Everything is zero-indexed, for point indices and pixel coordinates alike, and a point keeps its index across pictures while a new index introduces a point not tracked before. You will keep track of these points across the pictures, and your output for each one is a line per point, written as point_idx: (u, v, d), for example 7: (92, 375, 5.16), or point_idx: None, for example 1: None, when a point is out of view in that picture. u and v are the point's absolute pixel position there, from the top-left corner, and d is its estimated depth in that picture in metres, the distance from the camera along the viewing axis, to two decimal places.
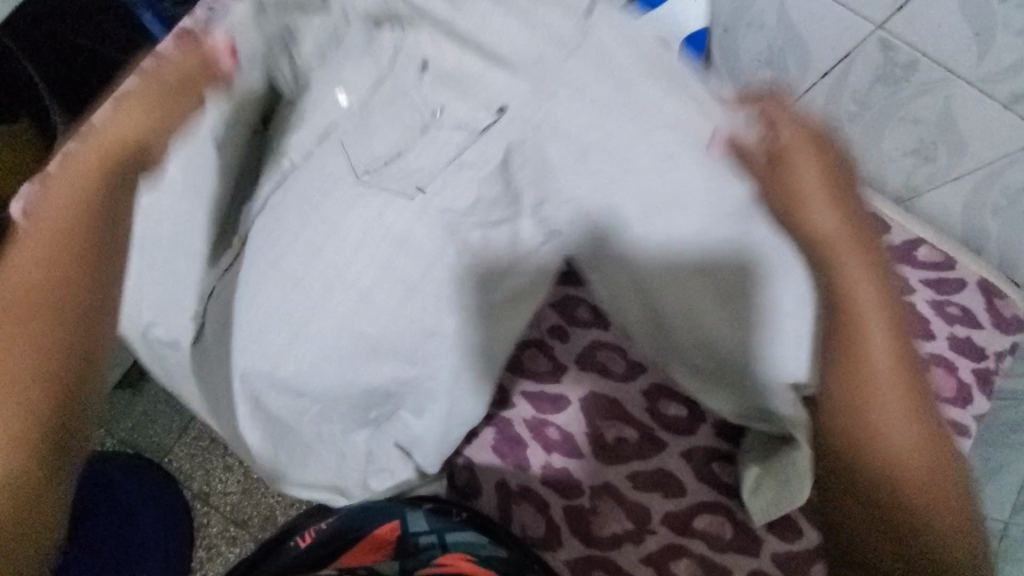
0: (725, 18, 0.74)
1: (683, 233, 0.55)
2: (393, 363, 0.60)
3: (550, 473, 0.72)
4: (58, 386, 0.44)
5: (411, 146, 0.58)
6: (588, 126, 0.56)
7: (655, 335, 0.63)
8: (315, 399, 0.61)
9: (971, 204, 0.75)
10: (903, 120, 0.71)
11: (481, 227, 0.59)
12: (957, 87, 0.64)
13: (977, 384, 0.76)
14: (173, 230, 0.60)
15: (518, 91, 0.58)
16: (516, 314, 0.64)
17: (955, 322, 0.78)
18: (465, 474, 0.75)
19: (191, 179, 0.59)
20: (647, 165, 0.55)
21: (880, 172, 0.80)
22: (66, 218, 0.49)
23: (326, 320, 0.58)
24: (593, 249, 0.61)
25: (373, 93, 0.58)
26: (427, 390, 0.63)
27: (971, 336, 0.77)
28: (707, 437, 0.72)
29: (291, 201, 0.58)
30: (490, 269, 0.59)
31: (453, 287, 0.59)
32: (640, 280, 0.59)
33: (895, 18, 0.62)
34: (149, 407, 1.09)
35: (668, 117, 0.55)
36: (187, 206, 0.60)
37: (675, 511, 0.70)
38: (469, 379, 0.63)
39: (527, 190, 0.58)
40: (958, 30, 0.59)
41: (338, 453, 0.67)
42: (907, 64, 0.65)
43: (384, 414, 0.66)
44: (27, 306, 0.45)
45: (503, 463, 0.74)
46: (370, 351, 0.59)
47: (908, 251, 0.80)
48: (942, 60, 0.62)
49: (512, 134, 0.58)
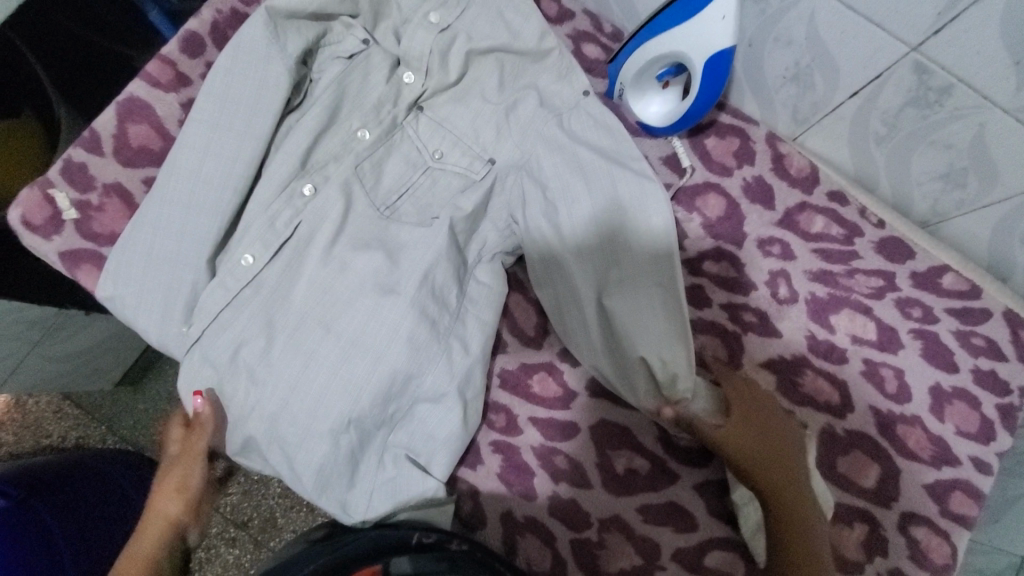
0: (751, 33, 0.71)
1: (622, 259, 0.71)
2: (423, 378, 0.71)
3: (557, 504, 0.71)
4: None
5: (417, 183, 0.76)
6: (554, 165, 0.74)
7: (613, 344, 0.72)
8: (321, 402, 0.66)
9: (1000, 234, 0.72)
10: (934, 144, 0.67)
11: (470, 241, 0.76)
12: (994, 115, 0.60)
13: (1002, 419, 0.73)
14: (196, 230, 0.69)
15: (507, 146, 0.76)
16: (493, 312, 0.75)
17: (980, 354, 0.75)
18: (470, 502, 0.73)
19: (229, 190, 0.69)
20: (594, 201, 0.72)
21: (907, 196, 0.77)
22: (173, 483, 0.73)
23: (355, 363, 0.68)
24: (541, 251, 0.74)
25: (397, 143, 0.76)
26: (433, 380, 0.71)
27: (995, 369, 0.74)
28: (720, 470, 0.71)
29: (315, 226, 0.71)
30: (478, 289, 0.75)
31: (476, 307, 0.75)
32: (588, 293, 0.72)
33: (931, 41, 0.58)
34: (147, 406, 1.18)
35: (616, 174, 0.72)
36: (210, 213, 0.69)
37: (685, 547, 0.68)
38: (469, 384, 0.72)
39: (499, 213, 0.77)
40: (994, 58, 0.56)
41: (362, 472, 0.69)
42: (942, 88, 0.61)
43: (398, 413, 0.71)
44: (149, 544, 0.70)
45: (509, 491, 0.72)
46: (373, 357, 0.68)
47: (933, 278, 0.77)
48: (978, 88, 0.59)
49: (502, 179, 0.76)
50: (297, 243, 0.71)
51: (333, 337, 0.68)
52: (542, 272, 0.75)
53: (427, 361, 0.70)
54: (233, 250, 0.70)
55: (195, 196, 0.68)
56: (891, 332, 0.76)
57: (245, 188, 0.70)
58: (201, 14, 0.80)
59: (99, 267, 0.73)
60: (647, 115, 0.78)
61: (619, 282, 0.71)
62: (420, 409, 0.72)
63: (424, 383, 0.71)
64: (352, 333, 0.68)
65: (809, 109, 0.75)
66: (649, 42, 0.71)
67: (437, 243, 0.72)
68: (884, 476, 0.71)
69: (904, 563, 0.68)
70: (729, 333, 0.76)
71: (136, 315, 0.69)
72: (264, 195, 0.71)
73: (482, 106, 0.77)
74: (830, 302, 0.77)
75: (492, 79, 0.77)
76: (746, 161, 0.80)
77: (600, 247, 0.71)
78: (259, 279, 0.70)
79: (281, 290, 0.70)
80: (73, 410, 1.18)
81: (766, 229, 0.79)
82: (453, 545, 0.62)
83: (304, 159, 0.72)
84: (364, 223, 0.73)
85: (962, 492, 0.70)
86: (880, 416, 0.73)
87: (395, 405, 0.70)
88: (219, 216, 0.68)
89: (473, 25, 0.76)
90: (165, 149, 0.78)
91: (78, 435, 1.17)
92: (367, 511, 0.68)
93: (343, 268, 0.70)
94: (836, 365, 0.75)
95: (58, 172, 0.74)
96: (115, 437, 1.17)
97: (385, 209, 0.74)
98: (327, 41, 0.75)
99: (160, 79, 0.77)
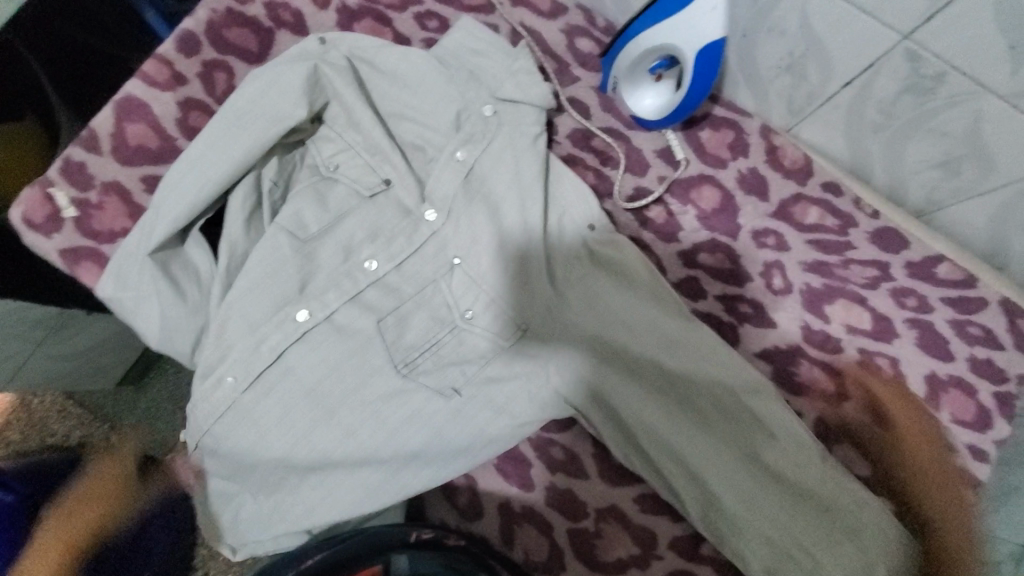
0: (744, 25, 0.71)
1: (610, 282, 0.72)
2: (384, 407, 0.70)
3: (554, 494, 0.72)
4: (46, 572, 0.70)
5: (408, 199, 0.74)
6: (509, 205, 0.72)
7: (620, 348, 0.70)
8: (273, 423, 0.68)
9: (994, 222, 0.73)
10: (929, 133, 0.67)
11: (442, 263, 0.73)
12: (988, 101, 0.61)
13: (999, 408, 0.73)
14: (166, 218, 0.67)
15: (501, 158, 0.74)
16: (443, 346, 0.71)
17: (976, 342, 0.75)
18: (467, 494, 0.74)
19: (206, 188, 0.68)
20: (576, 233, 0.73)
21: (902, 185, 0.77)
22: (110, 499, 0.79)
23: (299, 397, 0.69)
24: (502, 284, 0.72)
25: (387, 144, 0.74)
26: (404, 404, 0.70)
27: (991, 358, 0.75)
28: None
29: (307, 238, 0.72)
30: (437, 316, 0.72)
31: (428, 337, 0.72)
32: (589, 306, 0.71)
33: (923, 28, 0.58)
34: (149, 404, 1.19)
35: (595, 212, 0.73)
36: (182, 205, 0.68)
37: (682, 536, 0.69)
38: (415, 417, 0.70)
39: (464, 239, 0.73)
40: (987, 44, 0.56)
41: (303, 492, 0.67)
42: (935, 76, 0.62)
43: (350, 443, 0.68)
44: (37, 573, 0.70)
45: (506, 484, 0.73)
46: (326, 388, 0.69)
47: (928, 268, 0.77)
48: (971, 75, 0.59)
49: (472, 203, 0.74)
50: (291, 383, 0.69)
51: (321, 453, 0.68)
52: (620, 411, 0.70)
53: (393, 451, 0.69)
54: (186, 250, 0.70)
55: (177, 191, 0.68)
56: (887, 321, 0.76)
57: (222, 185, 0.69)
58: (196, 13, 0.80)
59: (98, 264, 0.74)
60: (641, 108, 0.78)
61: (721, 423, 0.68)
62: (361, 446, 0.68)
63: (377, 440, 0.69)
64: (333, 477, 0.68)
65: (803, 99, 0.75)
66: (641, 35, 0.71)
67: (421, 406, 0.70)
68: (881, 464, 0.71)
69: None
70: (724, 323, 0.76)
71: (136, 312, 0.68)
72: (246, 198, 0.72)
73: (490, 233, 0.73)
74: (825, 293, 0.77)
75: (500, 185, 0.73)
76: (740, 153, 0.80)
77: (688, 382, 0.68)
78: (237, 406, 0.68)
79: (269, 420, 0.68)
80: (76, 408, 1.18)
81: (760, 221, 0.79)
82: (450, 543, 0.66)
83: (304, 284, 0.71)
84: (359, 433, 0.68)
85: (958, 481, 0.70)
86: (876, 404, 0.73)
87: (338, 440, 0.68)
88: (188, 209, 0.68)
89: (491, 154, 0.74)
90: (162, 148, 0.78)
91: (82, 432, 1.17)
92: (300, 522, 0.67)
93: (341, 437, 0.68)
94: (832, 355, 0.75)
95: (57, 171, 0.75)
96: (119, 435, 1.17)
97: (402, 365, 0.71)
98: (358, 54, 0.76)
99: (157, 78, 0.78)
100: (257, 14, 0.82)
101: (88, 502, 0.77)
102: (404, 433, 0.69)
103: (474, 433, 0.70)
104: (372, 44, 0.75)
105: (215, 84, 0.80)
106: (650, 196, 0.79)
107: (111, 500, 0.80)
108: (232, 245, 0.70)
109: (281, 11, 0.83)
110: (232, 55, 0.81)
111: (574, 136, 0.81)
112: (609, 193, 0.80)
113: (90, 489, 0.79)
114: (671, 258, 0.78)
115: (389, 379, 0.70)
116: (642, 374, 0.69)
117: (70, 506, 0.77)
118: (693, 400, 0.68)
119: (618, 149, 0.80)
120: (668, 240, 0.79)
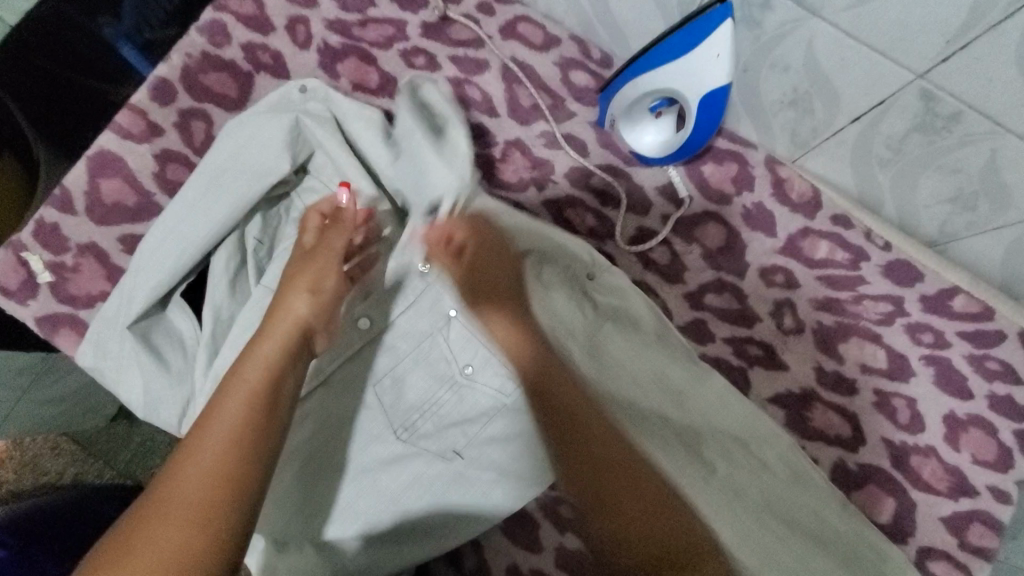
0: (746, 58, 0.67)
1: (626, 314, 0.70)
2: (393, 467, 0.67)
3: (563, 555, 0.68)
4: (235, 447, 0.47)
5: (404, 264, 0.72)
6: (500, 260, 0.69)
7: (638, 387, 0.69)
8: (287, 495, 0.64)
9: (1011, 256, 0.70)
10: (942, 169, 0.64)
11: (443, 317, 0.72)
12: (1007, 141, 0.58)
13: (1021, 446, 0.71)
14: (143, 284, 0.66)
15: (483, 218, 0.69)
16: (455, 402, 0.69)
17: (995, 378, 0.72)
18: (473, 556, 0.69)
19: (185, 252, 0.67)
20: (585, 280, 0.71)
21: (913, 218, 0.74)
22: (277, 355, 0.54)
23: (317, 461, 0.66)
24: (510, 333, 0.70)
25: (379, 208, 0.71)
26: (417, 464, 0.67)
27: (1011, 394, 0.72)
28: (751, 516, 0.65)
29: None
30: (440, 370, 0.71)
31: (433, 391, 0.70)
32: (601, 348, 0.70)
33: (938, 69, 0.55)
34: (145, 436, 1.05)
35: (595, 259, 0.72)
36: (159, 271, 0.66)
37: None
38: (425, 478, 0.66)
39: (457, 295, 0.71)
40: (1007, 86, 0.53)
41: (320, 553, 0.64)
42: (950, 115, 0.59)
43: (367, 499, 0.65)
44: (188, 488, 0.45)
45: (513, 545, 0.69)
46: (341, 453, 0.67)
47: (943, 301, 0.74)
48: (990, 115, 0.57)
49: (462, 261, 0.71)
50: (285, 461, 0.65)
51: (343, 509, 0.65)
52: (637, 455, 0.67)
53: (410, 506, 0.66)
54: (168, 316, 0.69)
55: (154, 256, 0.67)
56: (902, 359, 0.73)
57: (200, 249, 0.67)
58: (170, 59, 0.76)
59: (77, 330, 0.70)
60: (642, 145, 0.74)
61: (733, 476, 0.67)
62: (377, 500, 0.65)
63: (393, 494, 0.66)
64: (338, 543, 0.64)
65: (809, 133, 0.72)
66: (641, 76, 0.68)
67: (421, 470, 0.67)
68: (900, 510, 0.69)
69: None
70: (734, 368, 0.74)
71: (117, 382, 0.66)
72: (225, 257, 0.68)
73: None
74: (837, 331, 0.74)
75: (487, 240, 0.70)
76: (745, 188, 0.77)
77: (695, 433, 0.68)
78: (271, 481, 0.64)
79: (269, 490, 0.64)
80: (69, 445, 1.03)
81: (768, 257, 0.76)
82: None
83: None
84: (359, 503, 0.65)
85: (981, 524, 0.68)
86: (893, 447, 0.71)
87: (358, 493, 0.66)
88: (168, 275, 0.66)
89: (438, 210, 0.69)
90: (140, 204, 0.74)
91: (76, 469, 1.03)
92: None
93: (343, 506, 0.65)
94: (846, 398, 0.72)
95: (31, 235, 0.72)
96: (117, 471, 1.03)
97: (402, 430, 0.68)
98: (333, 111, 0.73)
99: (132, 130, 0.75)
100: (234, 57, 0.78)
101: (285, 318, 0.56)
102: (404, 500, 0.66)
103: (478, 496, 0.66)
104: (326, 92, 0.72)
105: (193, 133, 0.76)
106: (655, 238, 0.76)
107: (277, 358, 0.54)
108: (217, 309, 0.67)
109: (259, 52, 0.79)
110: (209, 101, 0.77)
111: (572, 175, 0.77)
112: (609, 234, 0.76)
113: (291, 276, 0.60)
114: (678, 301, 0.75)
115: (389, 443, 0.68)
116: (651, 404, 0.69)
117: (293, 281, 0.59)
118: (701, 450, 0.68)
119: (618, 188, 0.77)
120: (672, 281, 0.76)
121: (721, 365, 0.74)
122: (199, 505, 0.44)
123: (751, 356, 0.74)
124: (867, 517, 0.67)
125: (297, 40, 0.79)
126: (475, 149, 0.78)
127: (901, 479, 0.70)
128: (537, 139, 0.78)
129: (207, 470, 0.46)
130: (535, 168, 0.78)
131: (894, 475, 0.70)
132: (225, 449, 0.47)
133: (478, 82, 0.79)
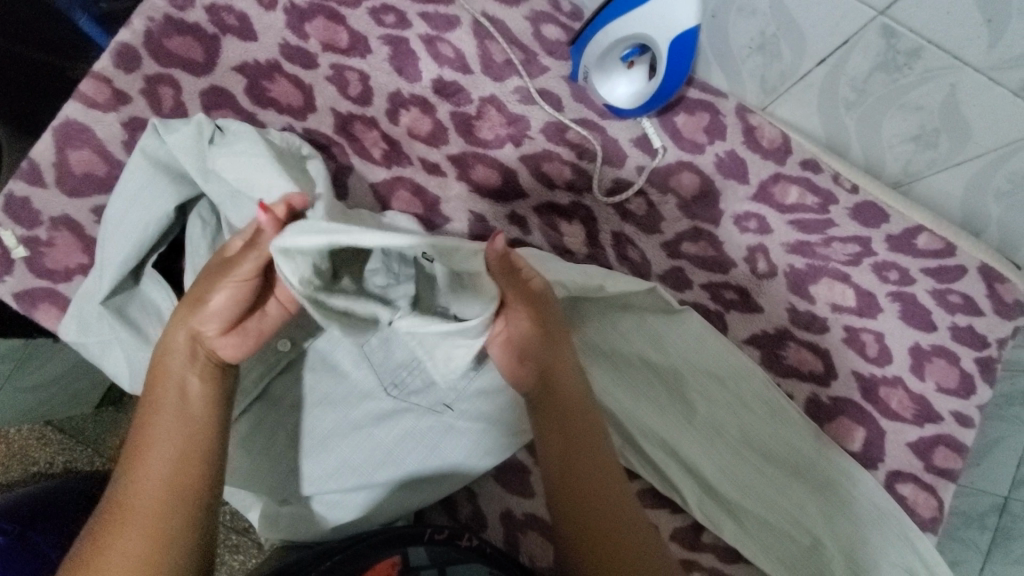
0: (713, 4, 0.68)
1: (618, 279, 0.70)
2: (386, 425, 0.68)
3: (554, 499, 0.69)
4: (175, 456, 0.53)
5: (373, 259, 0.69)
6: None
7: (628, 336, 0.72)
8: (279, 451, 0.67)
9: (972, 193, 0.72)
10: (904, 107, 0.66)
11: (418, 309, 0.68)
12: (963, 74, 0.60)
13: (981, 372, 0.75)
14: (108, 259, 0.67)
15: None
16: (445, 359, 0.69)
17: (957, 311, 0.76)
18: (468, 505, 0.71)
19: (145, 226, 0.67)
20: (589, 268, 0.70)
21: (879, 159, 0.75)
22: (186, 364, 0.56)
23: (310, 419, 0.68)
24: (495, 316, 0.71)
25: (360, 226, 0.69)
26: (406, 422, 0.68)
27: (972, 325, 0.75)
28: (730, 445, 0.70)
29: None
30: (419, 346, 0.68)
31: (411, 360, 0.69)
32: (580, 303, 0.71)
33: (897, 5, 0.57)
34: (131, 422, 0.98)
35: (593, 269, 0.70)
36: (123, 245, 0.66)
37: (684, 527, 0.69)
38: (410, 433, 0.68)
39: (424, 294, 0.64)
40: (965, 17, 0.55)
41: (317, 498, 0.66)
42: (911, 51, 0.60)
43: (359, 454, 0.67)
44: (143, 492, 0.51)
45: (506, 492, 0.70)
46: (329, 410, 0.69)
47: (908, 240, 0.76)
48: (946, 49, 0.59)
49: None
50: (277, 420, 0.68)
51: (336, 463, 0.67)
52: (629, 395, 0.71)
53: (405, 461, 0.67)
54: (142, 288, 0.69)
55: (120, 231, 0.67)
56: (870, 296, 0.76)
57: (161, 220, 0.67)
58: (132, 24, 0.74)
59: (56, 305, 0.72)
60: (615, 97, 0.76)
61: (712, 414, 0.71)
62: (368, 453, 0.67)
63: (388, 449, 0.67)
64: (336, 494, 0.66)
65: (777, 77, 0.73)
66: (612, 23, 0.70)
67: (415, 425, 0.68)
68: (870, 439, 0.73)
69: (906, 521, 0.68)
70: (712, 313, 0.77)
71: (101, 355, 0.69)
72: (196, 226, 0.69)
73: None
74: (808, 273, 0.77)
75: None
76: (718, 136, 0.77)
77: (678, 375, 0.71)
78: (265, 437, 0.68)
79: (255, 441, 0.68)
80: (56, 434, 0.97)
81: (741, 205, 0.77)
82: (463, 545, 0.58)
83: None
84: (354, 458, 0.67)
85: (945, 447, 0.72)
86: (863, 379, 0.74)
87: (348, 446, 0.67)
88: (134, 246, 0.67)
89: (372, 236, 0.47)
90: (111, 173, 0.73)
91: (65, 458, 0.97)
92: (317, 523, 0.66)
93: (335, 460, 0.67)
94: (819, 335, 0.75)
95: (2, 210, 0.72)
96: (106, 458, 0.96)
97: (393, 387, 0.69)
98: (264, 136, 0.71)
99: (96, 99, 0.73)
100: (198, 20, 0.75)
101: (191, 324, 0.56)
102: (398, 454, 0.67)
103: (467, 451, 0.67)
104: (238, 133, 0.68)
105: (161, 100, 0.75)
106: (631, 188, 0.77)
107: (188, 368, 0.56)
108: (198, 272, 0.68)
109: (224, 14, 0.76)
110: (176, 67, 0.75)
111: (548, 130, 0.78)
112: (587, 187, 0.78)
113: (224, 313, 0.56)
114: (655, 250, 0.78)
115: (381, 401, 0.69)
116: (637, 349, 0.71)
117: (216, 311, 0.56)
118: (683, 391, 0.71)
119: (594, 141, 0.77)
120: (649, 231, 0.78)
121: (699, 306, 0.77)
122: (163, 488, 0.51)
123: (725, 289, 0.77)
124: (841, 448, 0.71)
125: (262, 2, 0.77)
126: (451, 108, 0.78)
127: (869, 409, 0.73)
128: (512, 95, 0.78)
129: (161, 456, 0.52)
130: (511, 124, 0.78)
131: (863, 405, 0.74)
132: (164, 451, 0.52)
133: (449, 38, 0.78)
